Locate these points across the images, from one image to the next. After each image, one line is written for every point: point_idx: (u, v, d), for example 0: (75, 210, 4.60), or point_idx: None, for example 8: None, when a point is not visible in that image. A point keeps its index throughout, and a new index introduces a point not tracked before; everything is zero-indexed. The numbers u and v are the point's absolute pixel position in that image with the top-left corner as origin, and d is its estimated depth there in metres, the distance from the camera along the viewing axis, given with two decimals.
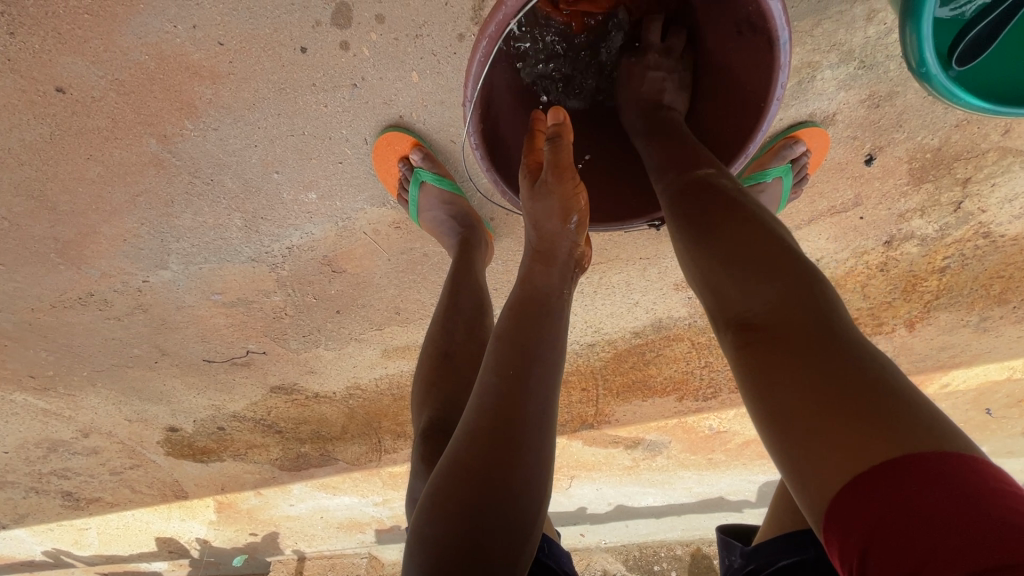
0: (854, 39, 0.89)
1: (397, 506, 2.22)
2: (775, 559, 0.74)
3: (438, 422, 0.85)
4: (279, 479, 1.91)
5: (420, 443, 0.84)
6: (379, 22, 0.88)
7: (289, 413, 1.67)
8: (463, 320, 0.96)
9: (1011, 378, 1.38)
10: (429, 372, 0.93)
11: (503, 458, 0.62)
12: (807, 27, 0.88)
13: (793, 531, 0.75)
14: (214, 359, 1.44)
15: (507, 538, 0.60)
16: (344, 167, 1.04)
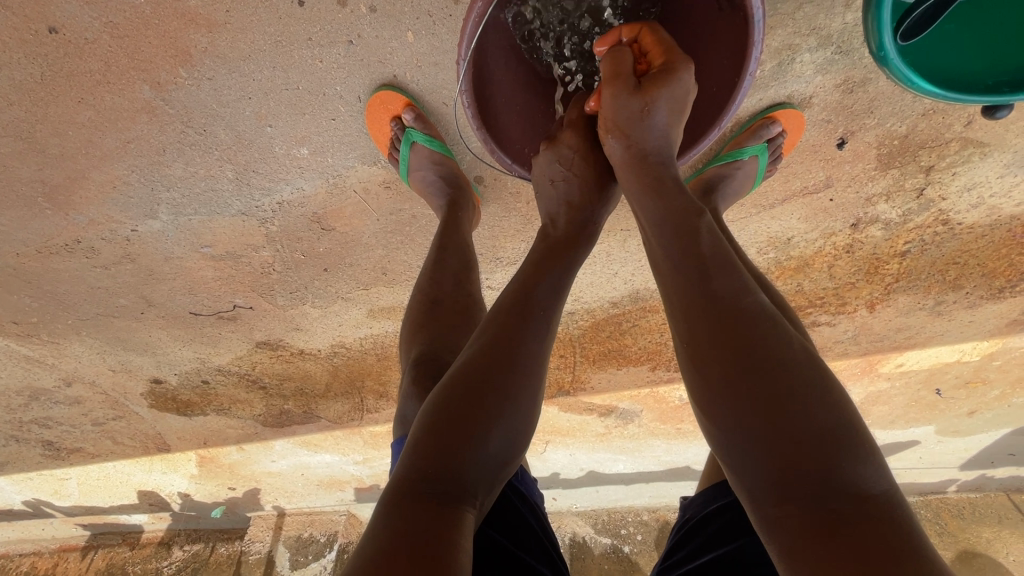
0: (833, 24, 0.92)
1: (377, 466, 2.30)
2: (707, 505, 0.78)
3: (425, 354, 0.92)
4: (261, 435, 1.99)
5: (412, 368, 0.91)
6: None
7: (273, 368, 1.71)
8: (446, 276, 1.01)
9: (960, 360, 1.47)
10: (417, 314, 0.98)
11: (517, 388, 0.71)
12: (789, 10, 0.92)
13: (719, 481, 0.80)
14: (201, 312, 1.47)
15: (494, 462, 0.68)
16: (337, 124, 1.06)
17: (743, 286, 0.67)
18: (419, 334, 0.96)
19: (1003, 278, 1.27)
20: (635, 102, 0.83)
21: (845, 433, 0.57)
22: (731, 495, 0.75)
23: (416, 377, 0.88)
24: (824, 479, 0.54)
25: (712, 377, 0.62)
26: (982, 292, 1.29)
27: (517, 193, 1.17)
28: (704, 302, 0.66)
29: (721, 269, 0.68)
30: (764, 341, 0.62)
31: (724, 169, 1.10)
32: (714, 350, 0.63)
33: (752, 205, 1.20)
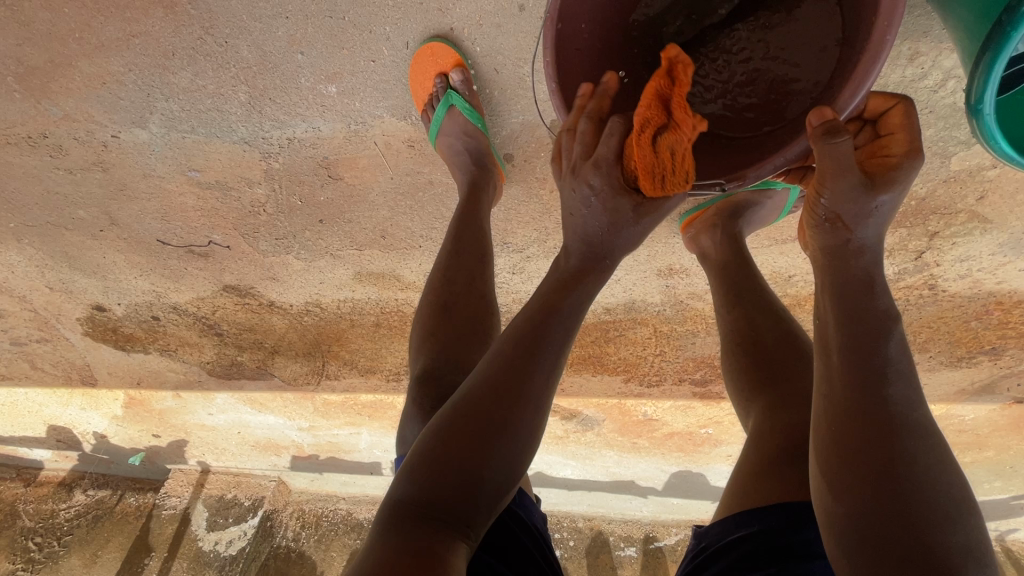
0: (891, 75, 0.93)
1: (321, 436, 2.23)
2: (725, 535, 0.77)
3: (430, 370, 0.88)
4: (204, 384, 1.85)
5: (415, 385, 0.88)
6: None
7: (236, 317, 1.60)
8: (460, 272, 0.95)
9: None
10: (425, 320, 0.93)
11: (517, 411, 0.67)
12: None
13: (738, 509, 0.77)
14: (168, 242, 1.34)
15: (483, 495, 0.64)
16: (375, 67, 0.98)
17: (913, 400, 0.64)
18: (427, 342, 0.91)
19: (966, 348, 1.35)
20: (863, 198, 0.69)
21: (953, 506, 0.60)
22: (752, 528, 0.73)
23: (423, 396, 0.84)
24: None
25: (850, 455, 0.62)
26: (945, 358, 1.37)
27: (544, 179, 1.11)
28: (869, 391, 0.64)
29: (897, 373, 0.65)
30: (918, 450, 0.61)
31: (754, 196, 1.07)
32: (871, 432, 0.62)
33: (766, 237, 1.21)
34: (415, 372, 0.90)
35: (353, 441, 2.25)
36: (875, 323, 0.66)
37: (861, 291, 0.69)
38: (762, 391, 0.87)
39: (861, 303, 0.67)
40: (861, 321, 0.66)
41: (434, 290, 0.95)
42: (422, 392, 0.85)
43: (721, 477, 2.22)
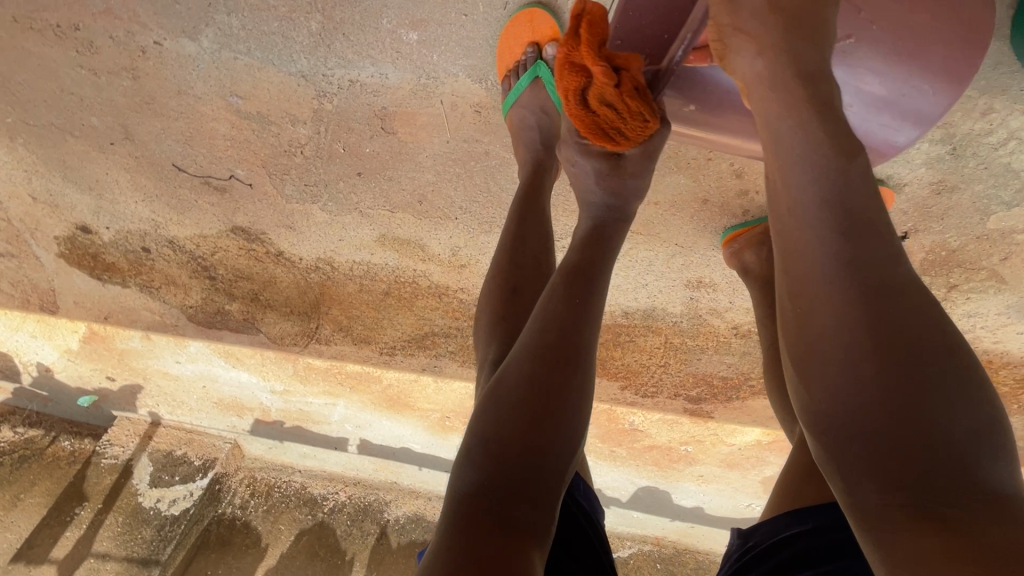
0: (962, 126, 0.93)
1: (292, 402, 2.13)
2: (775, 532, 0.75)
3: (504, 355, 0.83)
4: (179, 329, 1.70)
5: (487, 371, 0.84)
6: None
7: (236, 262, 1.51)
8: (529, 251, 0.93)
9: None
10: (496, 304, 0.89)
11: (567, 390, 0.70)
12: None
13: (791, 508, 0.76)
14: (182, 168, 1.25)
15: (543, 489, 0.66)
16: (464, 23, 0.96)
17: (893, 252, 0.55)
18: (497, 326, 0.87)
19: None
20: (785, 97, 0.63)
21: (964, 376, 0.52)
22: (809, 524, 0.72)
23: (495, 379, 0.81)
24: (938, 469, 0.49)
25: (827, 354, 0.55)
26: None
27: None
28: (846, 259, 0.55)
29: (863, 228, 0.56)
30: (906, 317, 0.53)
31: None
32: (844, 314, 0.54)
33: None
34: (483, 358, 0.86)
35: (325, 411, 2.16)
36: (841, 185, 0.57)
37: (844, 185, 0.57)
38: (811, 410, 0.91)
39: (842, 152, 0.58)
40: (834, 174, 0.58)
41: (499, 273, 0.92)
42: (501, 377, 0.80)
43: (687, 498, 2.25)
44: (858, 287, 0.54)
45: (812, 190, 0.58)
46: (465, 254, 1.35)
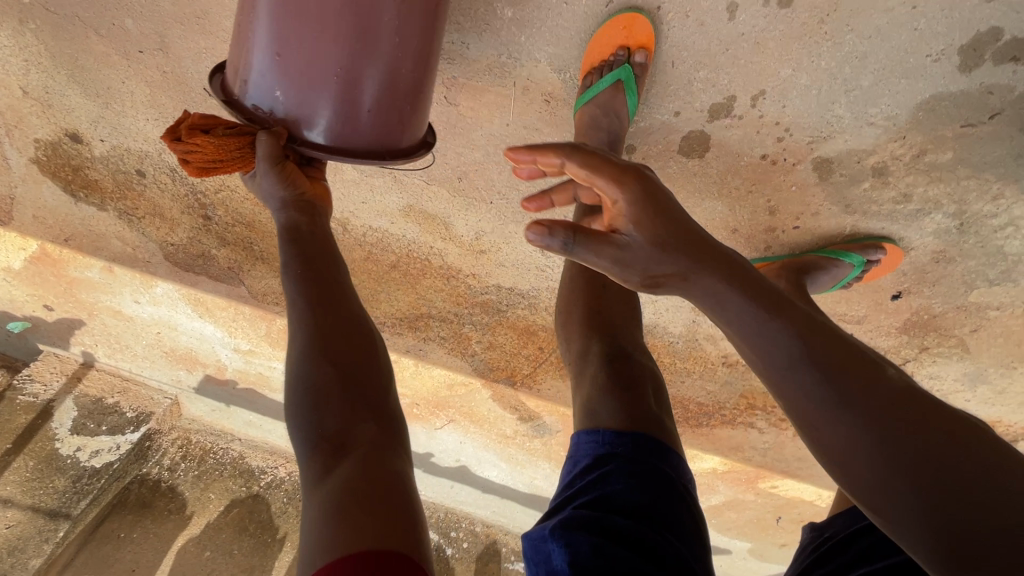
0: (974, 205, 1.04)
1: (253, 364, 1.97)
2: (852, 522, 0.75)
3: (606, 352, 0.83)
4: (148, 267, 1.56)
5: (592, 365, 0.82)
6: None
7: (242, 205, 1.45)
8: None
9: (810, 499, 1.81)
10: (590, 301, 0.89)
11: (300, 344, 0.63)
12: (961, 174, 1.00)
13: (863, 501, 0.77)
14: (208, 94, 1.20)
15: (646, 494, 0.66)
16: (562, 13, 0.94)
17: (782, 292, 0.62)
18: (599, 322, 0.86)
19: None
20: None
21: (881, 370, 0.56)
22: None
23: (613, 371, 0.79)
24: (952, 465, 0.50)
25: (814, 418, 0.55)
26: None
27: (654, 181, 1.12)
28: (776, 313, 0.59)
29: (744, 277, 0.62)
30: (828, 350, 0.57)
31: (822, 262, 1.13)
32: (802, 372, 0.56)
33: None
34: (584, 351, 0.85)
35: None
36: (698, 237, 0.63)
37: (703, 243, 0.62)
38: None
39: (670, 208, 0.64)
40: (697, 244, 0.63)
41: (586, 270, 0.91)
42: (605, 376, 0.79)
43: None
44: (786, 333, 0.58)
45: (705, 294, 0.62)
46: (488, 240, 1.35)
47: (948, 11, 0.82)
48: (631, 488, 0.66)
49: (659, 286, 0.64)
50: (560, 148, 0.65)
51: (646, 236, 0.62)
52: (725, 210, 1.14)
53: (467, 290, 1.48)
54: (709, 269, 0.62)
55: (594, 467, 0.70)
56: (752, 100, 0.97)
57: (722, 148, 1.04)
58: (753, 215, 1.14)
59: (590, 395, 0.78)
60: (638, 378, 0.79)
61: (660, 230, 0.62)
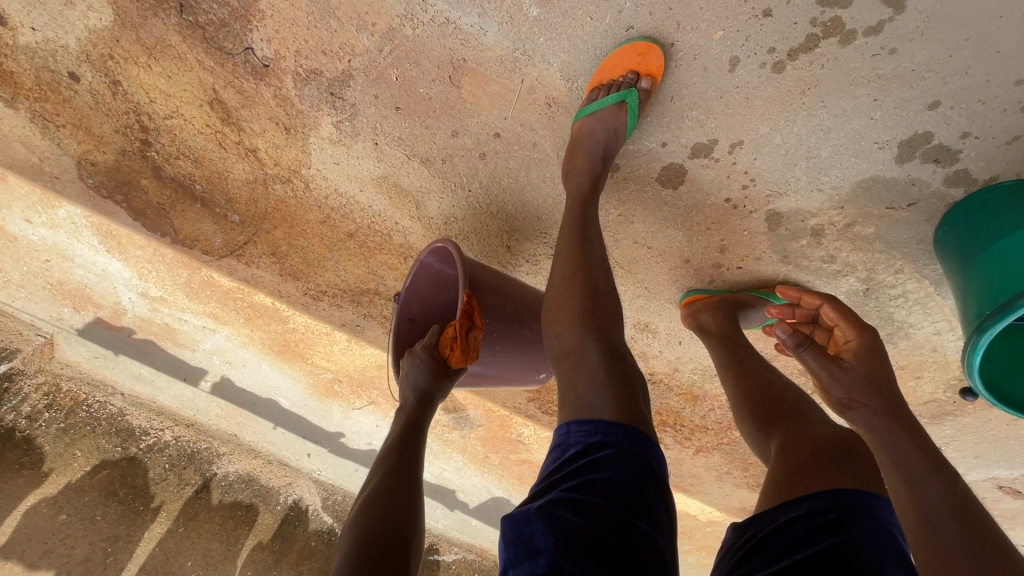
0: (879, 277, 1.22)
1: (160, 312, 1.77)
2: (773, 520, 0.82)
3: (604, 348, 0.90)
4: (56, 183, 1.38)
5: (586, 360, 0.90)
6: None
7: (189, 139, 1.30)
8: (599, 257, 1.01)
9: (688, 510, 2.03)
10: (584, 299, 0.96)
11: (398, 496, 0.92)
12: (875, 247, 1.17)
13: (783, 500, 0.85)
14: (183, 10, 1.09)
15: (625, 479, 0.73)
16: (583, 27, 0.98)
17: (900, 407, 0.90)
18: (596, 324, 0.93)
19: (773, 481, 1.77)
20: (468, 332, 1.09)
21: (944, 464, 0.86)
22: (804, 509, 0.80)
23: (608, 367, 0.87)
24: (967, 525, 0.81)
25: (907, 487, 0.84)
26: None
27: (627, 200, 1.20)
28: (897, 418, 0.89)
29: (883, 392, 0.91)
30: (926, 452, 0.86)
31: (755, 300, 1.27)
32: (908, 465, 0.85)
33: None
34: (579, 345, 0.92)
35: (193, 338, 1.83)
36: (873, 374, 0.92)
37: (875, 377, 0.92)
38: (775, 427, 1.06)
39: (876, 357, 0.93)
40: (870, 371, 0.92)
41: (581, 274, 0.98)
42: (602, 369, 0.87)
43: None
44: (900, 431, 0.88)
45: (859, 392, 0.91)
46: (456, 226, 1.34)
47: (898, 108, 0.96)
48: (616, 475, 0.73)
49: (851, 409, 0.92)
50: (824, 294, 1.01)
51: (852, 373, 0.93)
52: (682, 240, 1.26)
53: None
54: (901, 426, 0.88)
55: (585, 453, 0.77)
56: (731, 147, 1.07)
57: (695, 184, 1.14)
58: (705, 249, 1.26)
59: (583, 388, 0.86)
60: (632, 377, 0.87)
61: (858, 357, 0.94)
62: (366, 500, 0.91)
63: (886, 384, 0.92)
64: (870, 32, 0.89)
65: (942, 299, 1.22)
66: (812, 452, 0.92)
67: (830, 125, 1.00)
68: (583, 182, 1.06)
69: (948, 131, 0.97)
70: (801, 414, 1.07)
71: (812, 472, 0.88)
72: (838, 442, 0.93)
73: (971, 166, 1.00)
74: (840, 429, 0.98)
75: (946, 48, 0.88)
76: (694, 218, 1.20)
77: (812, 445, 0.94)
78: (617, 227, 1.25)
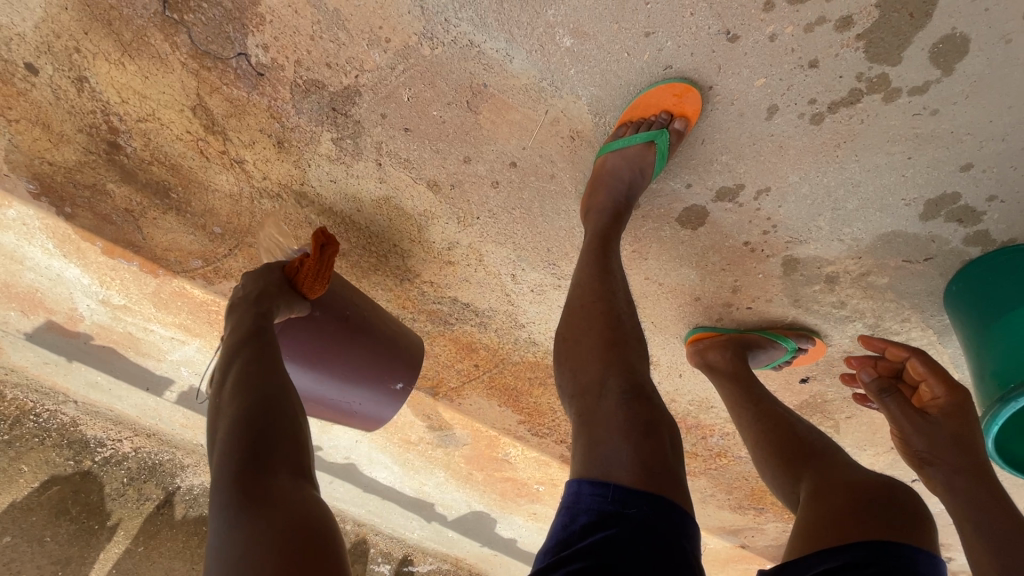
0: (887, 324, 1.22)
1: (122, 321, 1.62)
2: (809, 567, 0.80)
3: (630, 387, 0.84)
4: (8, 181, 1.22)
5: (610, 402, 0.82)
6: (770, 40, 0.84)
7: (165, 144, 1.16)
8: (618, 300, 0.95)
9: None
10: (602, 336, 0.90)
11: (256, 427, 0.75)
12: (888, 297, 1.16)
13: (814, 550, 0.82)
14: (165, 6, 0.96)
15: (643, 558, 0.67)
16: (618, 63, 0.91)
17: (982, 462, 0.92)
18: (624, 363, 0.87)
19: None
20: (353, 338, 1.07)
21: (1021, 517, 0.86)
22: (839, 560, 0.78)
23: (631, 412, 0.81)
24: None
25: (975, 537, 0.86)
26: None
27: (644, 236, 1.15)
28: (972, 472, 0.91)
29: (960, 445, 0.93)
30: (1001, 502, 0.87)
31: (765, 341, 1.25)
32: (977, 513, 0.87)
33: None
34: (599, 384, 0.85)
35: (159, 348, 1.69)
36: (955, 430, 0.94)
37: (955, 432, 0.94)
38: (804, 468, 1.05)
39: (959, 411, 0.95)
40: (950, 425, 0.94)
41: (601, 321, 0.92)
42: (629, 416, 0.80)
43: (507, 529, 2.33)
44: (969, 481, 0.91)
45: (930, 443, 0.95)
46: (460, 251, 1.26)
47: (931, 168, 0.94)
48: (636, 557, 0.67)
49: (930, 463, 0.95)
50: (912, 347, 1.00)
51: (928, 423, 0.96)
52: (695, 279, 1.22)
53: (418, 296, 1.37)
54: (981, 483, 0.90)
55: (596, 529, 0.70)
56: (757, 193, 1.03)
57: (715, 227, 1.10)
58: (717, 288, 1.23)
59: (599, 439, 0.80)
60: (657, 423, 0.81)
61: (942, 412, 0.95)
62: (241, 377, 0.82)
63: (962, 438, 0.94)
64: (914, 92, 0.86)
65: (943, 348, 1.23)
66: (849, 497, 0.89)
67: (860, 177, 0.97)
68: (604, 219, 1.00)
69: (975, 193, 0.96)
70: (820, 458, 1.05)
71: (842, 521, 0.85)
72: (867, 488, 0.90)
73: (992, 227, 1.00)
74: (868, 475, 0.95)
75: (988, 113, 0.86)
76: (710, 258, 1.17)
77: (838, 493, 0.92)
78: (630, 263, 1.20)
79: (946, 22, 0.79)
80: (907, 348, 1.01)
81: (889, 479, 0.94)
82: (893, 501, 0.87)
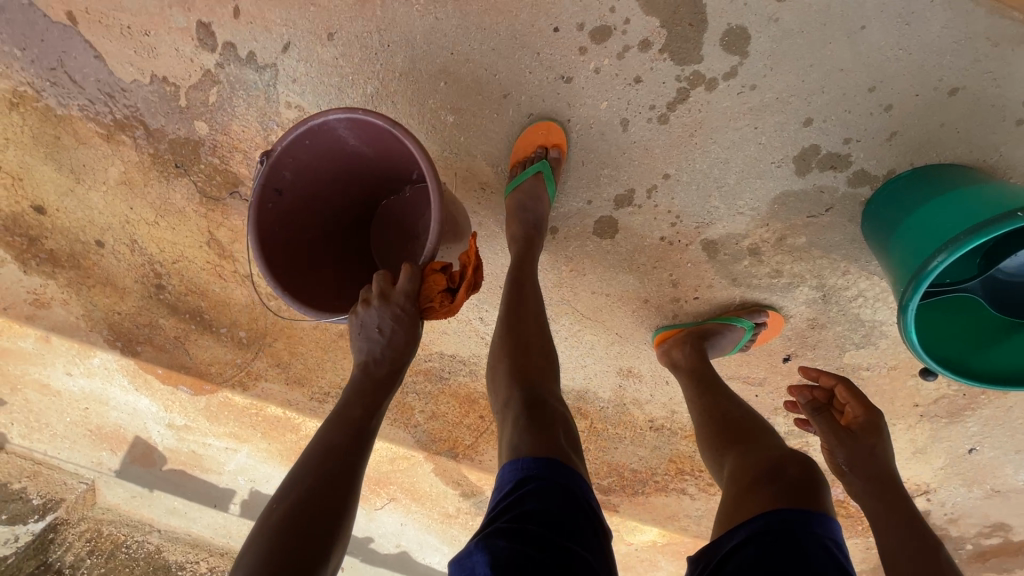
0: (831, 280, 1.26)
1: (186, 441, 1.88)
2: (724, 544, 0.82)
3: (531, 394, 0.98)
4: (91, 333, 1.59)
5: (524, 409, 0.95)
6: (596, 72, 1.06)
7: (195, 276, 1.50)
8: (534, 309, 1.10)
9: None
10: (507, 356, 1.04)
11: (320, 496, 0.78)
12: (818, 254, 1.23)
13: (728, 528, 0.85)
14: (181, 174, 1.33)
15: (553, 507, 0.79)
16: (495, 121, 1.16)
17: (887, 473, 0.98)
18: (516, 377, 1.01)
19: None
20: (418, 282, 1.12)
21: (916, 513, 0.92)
22: (744, 536, 0.80)
23: (530, 410, 0.95)
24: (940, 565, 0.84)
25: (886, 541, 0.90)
26: None
27: (572, 256, 1.31)
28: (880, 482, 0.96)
29: (867, 456, 1.00)
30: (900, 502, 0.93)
31: (719, 325, 1.31)
32: (884, 516, 0.93)
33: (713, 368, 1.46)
34: (507, 398, 1.00)
35: (218, 462, 1.93)
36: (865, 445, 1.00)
37: (867, 449, 1.00)
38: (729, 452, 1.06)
39: (867, 429, 1.01)
40: (861, 443, 1.00)
41: (511, 331, 1.07)
42: (532, 414, 0.94)
43: None
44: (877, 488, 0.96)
45: (846, 458, 1.01)
46: None
47: (779, 131, 1.08)
48: (541, 504, 0.79)
49: (849, 472, 1.01)
50: (834, 373, 1.07)
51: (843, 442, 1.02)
52: (636, 283, 1.34)
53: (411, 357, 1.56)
54: (889, 491, 0.95)
55: (515, 489, 0.83)
56: (648, 192, 1.19)
57: (628, 231, 1.25)
58: (659, 287, 1.34)
59: (512, 435, 0.92)
60: (551, 418, 0.93)
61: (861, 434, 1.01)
62: (329, 445, 0.86)
63: (870, 451, 0.99)
64: (728, 76, 1.03)
65: None
66: (755, 474, 0.93)
67: (724, 155, 1.12)
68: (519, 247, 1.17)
69: (832, 140, 1.08)
70: (758, 438, 1.07)
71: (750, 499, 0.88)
72: (776, 465, 0.93)
73: (866, 165, 1.09)
74: (782, 452, 0.97)
75: (798, 75, 1.02)
76: (639, 260, 1.30)
77: (753, 471, 0.94)
78: (572, 283, 1.36)
79: (721, 20, 0.99)
80: (826, 373, 1.08)
81: (795, 453, 0.97)
82: (792, 470, 0.90)
